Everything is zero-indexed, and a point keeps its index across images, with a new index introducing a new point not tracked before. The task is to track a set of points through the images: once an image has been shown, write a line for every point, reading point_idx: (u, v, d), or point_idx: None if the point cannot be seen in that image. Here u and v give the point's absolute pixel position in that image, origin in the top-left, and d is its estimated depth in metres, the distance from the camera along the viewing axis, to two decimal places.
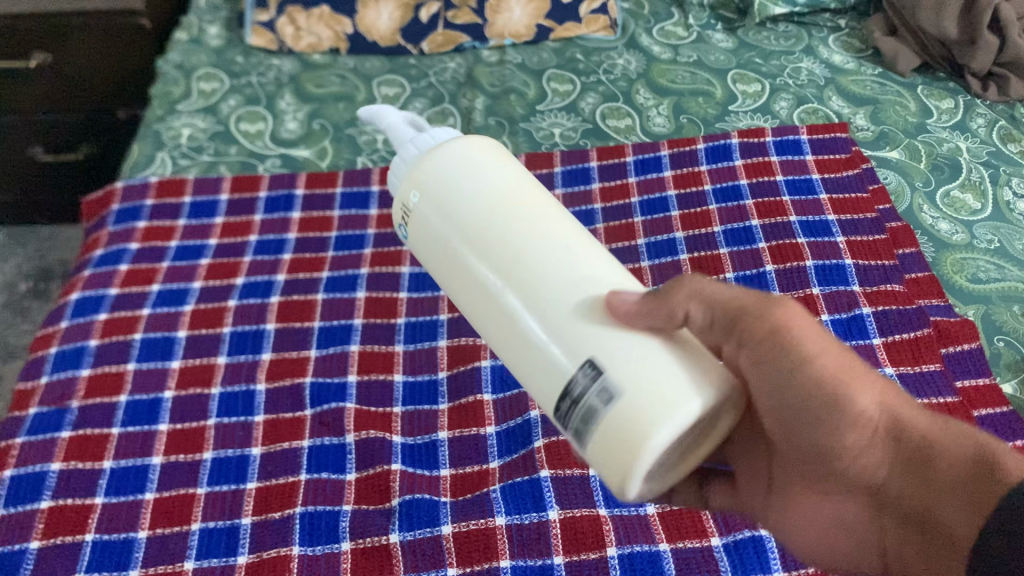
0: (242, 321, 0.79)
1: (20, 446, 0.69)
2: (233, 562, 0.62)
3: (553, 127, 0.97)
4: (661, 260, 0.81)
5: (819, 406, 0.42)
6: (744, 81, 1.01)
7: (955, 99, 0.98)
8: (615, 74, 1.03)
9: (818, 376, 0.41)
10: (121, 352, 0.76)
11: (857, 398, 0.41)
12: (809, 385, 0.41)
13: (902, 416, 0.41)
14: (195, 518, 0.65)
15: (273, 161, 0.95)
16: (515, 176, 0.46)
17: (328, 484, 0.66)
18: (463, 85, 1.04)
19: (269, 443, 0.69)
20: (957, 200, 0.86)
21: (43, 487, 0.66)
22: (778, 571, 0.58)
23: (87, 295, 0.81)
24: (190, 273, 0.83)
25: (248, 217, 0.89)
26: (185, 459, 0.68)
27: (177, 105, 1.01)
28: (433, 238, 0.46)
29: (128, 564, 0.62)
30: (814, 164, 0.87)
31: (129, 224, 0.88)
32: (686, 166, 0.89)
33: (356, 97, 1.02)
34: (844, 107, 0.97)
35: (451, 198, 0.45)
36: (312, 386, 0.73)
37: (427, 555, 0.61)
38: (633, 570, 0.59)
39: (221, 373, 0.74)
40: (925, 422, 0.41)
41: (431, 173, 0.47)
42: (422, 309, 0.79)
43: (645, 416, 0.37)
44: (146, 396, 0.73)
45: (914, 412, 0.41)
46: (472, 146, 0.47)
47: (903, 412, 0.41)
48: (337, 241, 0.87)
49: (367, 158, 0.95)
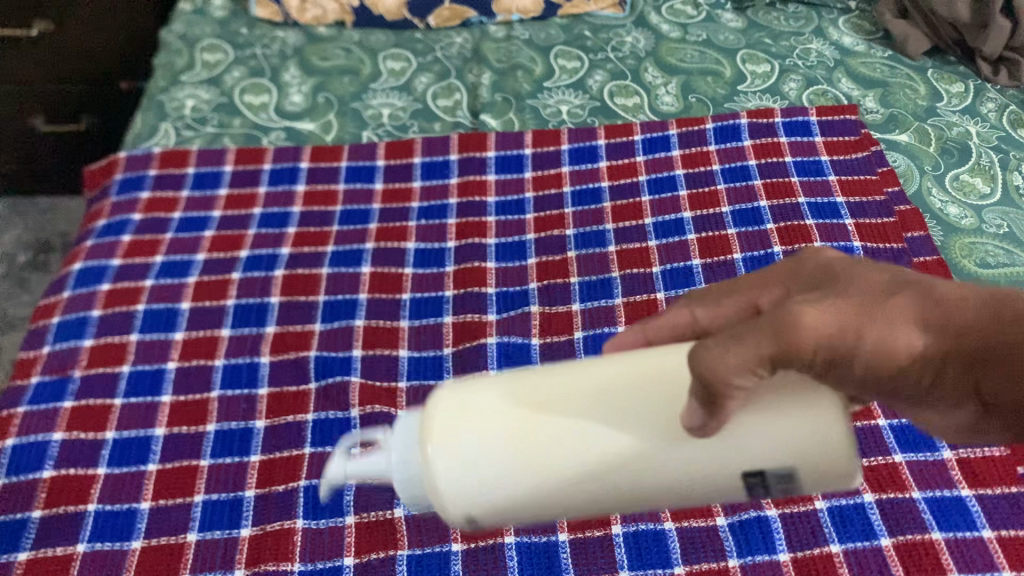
0: (246, 294, 0.78)
1: (22, 415, 0.69)
2: (237, 534, 0.62)
3: (560, 104, 0.96)
4: (668, 240, 0.80)
5: (872, 372, 0.33)
6: (753, 61, 1.00)
7: (965, 83, 0.97)
8: (623, 51, 1.02)
9: (860, 354, 0.32)
10: (125, 323, 0.76)
11: (907, 342, 0.33)
12: (856, 358, 0.32)
13: (957, 328, 0.33)
14: (198, 490, 0.64)
15: (277, 134, 0.94)
16: (532, 474, 0.38)
17: (333, 457, 0.66)
18: (470, 60, 1.03)
19: (273, 416, 0.69)
20: (966, 184, 0.85)
21: (45, 456, 0.66)
22: (783, 551, 0.58)
23: (90, 266, 0.81)
24: (194, 245, 0.83)
25: (252, 189, 0.88)
26: (187, 431, 0.68)
27: (181, 76, 1.00)
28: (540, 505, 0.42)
29: (131, 534, 0.62)
30: (822, 146, 0.87)
31: (133, 194, 0.88)
32: (694, 146, 0.88)
33: (361, 71, 1.01)
34: (854, 89, 0.96)
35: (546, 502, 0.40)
36: (316, 359, 0.73)
37: (432, 530, 0.61)
38: (637, 548, 0.59)
39: (225, 345, 0.74)
40: (973, 311, 0.33)
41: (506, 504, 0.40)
42: (427, 286, 0.79)
43: (818, 481, 0.38)
44: (149, 366, 0.72)
45: (958, 305, 0.33)
46: (477, 488, 0.39)
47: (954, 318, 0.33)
48: (342, 215, 0.86)
49: (372, 133, 0.95)
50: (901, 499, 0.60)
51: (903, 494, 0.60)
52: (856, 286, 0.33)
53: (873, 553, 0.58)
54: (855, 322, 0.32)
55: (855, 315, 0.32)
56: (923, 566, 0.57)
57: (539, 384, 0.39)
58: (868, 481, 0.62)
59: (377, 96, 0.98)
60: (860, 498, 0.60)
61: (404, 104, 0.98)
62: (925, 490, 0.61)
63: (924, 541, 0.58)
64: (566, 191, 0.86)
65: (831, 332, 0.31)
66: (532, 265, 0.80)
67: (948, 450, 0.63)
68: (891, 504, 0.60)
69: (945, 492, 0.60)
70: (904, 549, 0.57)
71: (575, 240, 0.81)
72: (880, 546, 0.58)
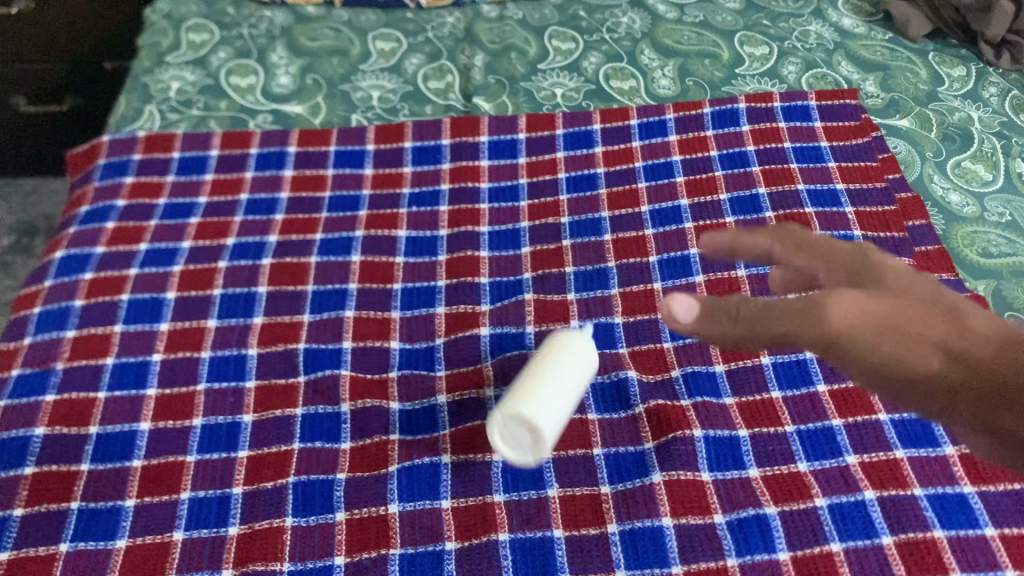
0: (233, 284, 0.76)
1: (3, 409, 0.67)
2: (224, 532, 0.60)
3: (555, 87, 0.94)
4: (666, 229, 0.78)
5: (890, 386, 0.37)
6: (752, 43, 0.98)
7: (967, 66, 0.96)
8: (619, 32, 1.00)
9: (878, 368, 0.37)
10: (108, 313, 0.74)
11: (925, 368, 0.36)
12: (871, 365, 0.37)
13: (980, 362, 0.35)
14: (185, 487, 0.63)
15: (264, 117, 0.92)
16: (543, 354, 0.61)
17: (322, 453, 0.64)
18: (462, 41, 1.01)
19: (261, 410, 0.67)
20: (968, 171, 0.84)
21: (27, 452, 0.65)
22: (782, 550, 0.57)
23: (73, 254, 0.79)
24: (179, 233, 0.81)
25: (238, 174, 0.86)
26: (173, 426, 0.66)
27: (166, 57, 0.98)
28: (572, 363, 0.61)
29: (115, 533, 0.60)
30: (822, 131, 0.85)
31: (115, 179, 0.86)
32: (691, 131, 0.86)
33: (351, 52, 0.99)
34: (854, 73, 0.94)
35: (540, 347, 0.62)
36: (305, 352, 0.71)
37: (424, 528, 0.60)
38: (634, 547, 0.58)
39: (211, 337, 0.72)
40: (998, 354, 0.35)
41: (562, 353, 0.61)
42: (419, 275, 0.77)
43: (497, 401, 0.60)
44: (134, 358, 0.71)
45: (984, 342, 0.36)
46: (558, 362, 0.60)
47: (978, 356, 0.36)
48: (332, 201, 0.84)
49: (362, 116, 0.92)
50: (902, 496, 0.59)
51: (905, 491, 0.59)
52: (908, 291, 0.38)
53: (874, 551, 0.56)
54: (888, 320, 0.37)
55: (882, 325, 0.37)
56: (925, 565, 0.55)
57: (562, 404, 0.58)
58: (869, 478, 0.60)
59: (366, 78, 0.96)
60: (861, 495, 0.59)
61: (394, 86, 0.96)
62: (927, 487, 0.59)
63: (926, 539, 0.56)
64: (561, 177, 0.84)
65: (861, 321, 0.37)
66: (526, 254, 0.78)
67: (949, 446, 0.61)
68: (892, 501, 0.58)
69: (947, 489, 0.59)
70: (905, 548, 0.56)
71: (570, 228, 0.80)
72: (881, 545, 0.56)
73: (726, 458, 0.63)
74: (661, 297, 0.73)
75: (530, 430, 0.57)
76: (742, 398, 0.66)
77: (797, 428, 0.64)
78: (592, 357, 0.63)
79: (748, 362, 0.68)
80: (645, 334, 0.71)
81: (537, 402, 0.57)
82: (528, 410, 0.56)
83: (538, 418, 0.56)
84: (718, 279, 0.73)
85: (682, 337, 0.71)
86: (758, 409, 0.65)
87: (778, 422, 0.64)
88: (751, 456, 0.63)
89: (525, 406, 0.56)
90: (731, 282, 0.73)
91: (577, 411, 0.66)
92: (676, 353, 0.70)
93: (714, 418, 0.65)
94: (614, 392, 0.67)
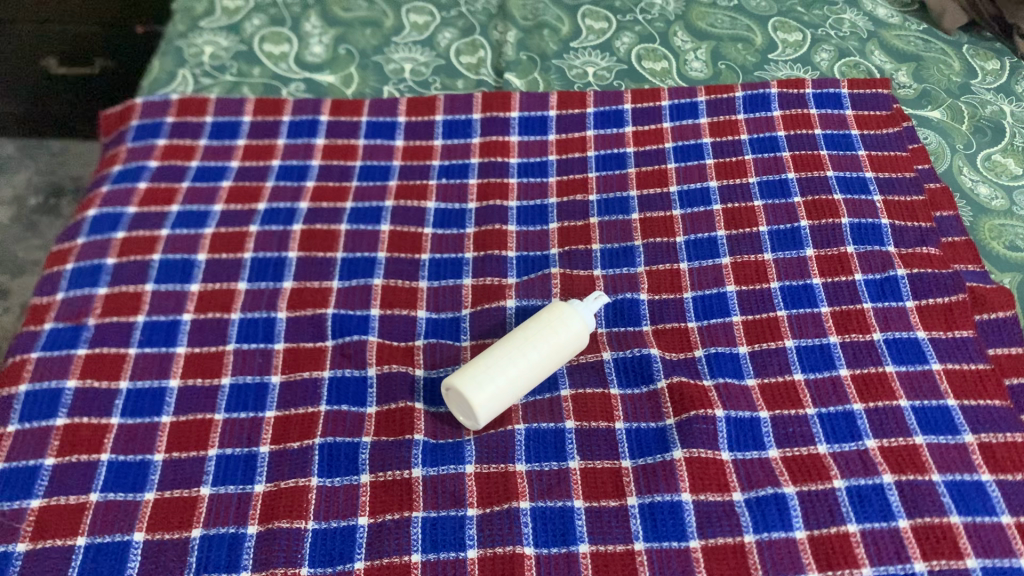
0: (264, 248, 0.77)
1: (35, 360, 0.69)
2: (250, 490, 0.62)
3: (586, 66, 0.95)
4: (693, 210, 0.78)
5: None
6: (785, 29, 0.98)
7: (1001, 60, 0.95)
8: (652, 13, 1.00)
9: None
10: (139, 272, 0.75)
11: None
12: None
13: None
14: (212, 444, 0.64)
15: (297, 86, 0.93)
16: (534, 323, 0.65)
17: (348, 416, 0.65)
18: (495, 17, 1.01)
19: (289, 371, 0.68)
20: (998, 164, 0.84)
21: (58, 404, 0.66)
22: (799, 529, 0.58)
23: (105, 213, 0.80)
24: (211, 195, 0.82)
25: (271, 141, 0.87)
26: (202, 384, 0.67)
27: (200, 22, 0.99)
28: (552, 335, 0.64)
29: (143, 486, 0.62)
30: (853, 119, 0.85)
31: (148, 141, 0.87)
32: (722, 114, 0.86)
33: (384, 23, 0.99)
34: (887, 63, 0.94)
35: (541, 324, 0.65)
36: (334, 317, 0.72)
37: (447, 493, 0.61)
38: (653, 520, 0.59)
39: (242, 299, 0.73)
40: None
41: (546, 323, 0.65)
42: (447, 246, 0.78)
43: None
44: (165, 317, 0.72)
45: None
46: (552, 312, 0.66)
47: None
48: (362, 170, 0.84)
49: (394, 88, 0.93)
50: (920, 481, 0.59)
51: (923, 476, 0.59)
52: None
53: (891, 533, 0.57)
54: None
55: None
56: (940, 549, 0.56)
57: (506, 368, 0.63)
58: (888, 462, 0.60)
59: (399, 50, 0.97)
60: (879, 479, 0.59)
61: (426, 59, 0.96)
62: (946, 473, 0.60)
63: (942, 524, 0.57)
64: (590, 155, 0.85)
65: None
66: (554, 229, 0.79)
67: (968, 434, 0.62)
68: (910, 486, 0.59)
69: (965, 476, 0.59)
70: (922, 532, 0.57)
71: (598, 206, 0.80)
72: (898, 528, 0.57)
73: (746, 439, 0.63)
74: (687, 277, 0.74)
75: (464, 400, 0.62)
76: (764, 379, 0.67)
77: (818, 411, 0.64)
78: (580, 331, 0.66)
79: (771, 344, 0.69)
80: (670, 313, 0.72)
81: (473, 376, 0.62)
82: (462, 379, 0.62)
83: (461, 385, 0.62)
84: (743, 262, 0.74)
85: (707, 317, 0.71)
86: (778, 391, 0.66)
87: (800, 404, 0.65)
88: (770, 436, 0.63)
89: (458, 379, 0.62)
90: (756, 265, 0.74)
91: (600, 385, 0.67)
92: (700, 333, 0.70)
93: (735, 399, 0.65)
94: (637, 369, 0.68)
